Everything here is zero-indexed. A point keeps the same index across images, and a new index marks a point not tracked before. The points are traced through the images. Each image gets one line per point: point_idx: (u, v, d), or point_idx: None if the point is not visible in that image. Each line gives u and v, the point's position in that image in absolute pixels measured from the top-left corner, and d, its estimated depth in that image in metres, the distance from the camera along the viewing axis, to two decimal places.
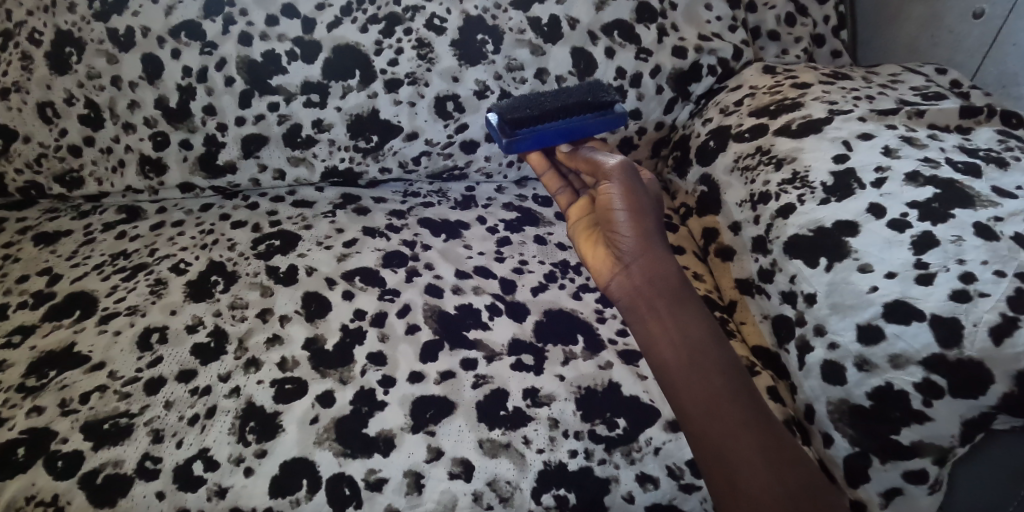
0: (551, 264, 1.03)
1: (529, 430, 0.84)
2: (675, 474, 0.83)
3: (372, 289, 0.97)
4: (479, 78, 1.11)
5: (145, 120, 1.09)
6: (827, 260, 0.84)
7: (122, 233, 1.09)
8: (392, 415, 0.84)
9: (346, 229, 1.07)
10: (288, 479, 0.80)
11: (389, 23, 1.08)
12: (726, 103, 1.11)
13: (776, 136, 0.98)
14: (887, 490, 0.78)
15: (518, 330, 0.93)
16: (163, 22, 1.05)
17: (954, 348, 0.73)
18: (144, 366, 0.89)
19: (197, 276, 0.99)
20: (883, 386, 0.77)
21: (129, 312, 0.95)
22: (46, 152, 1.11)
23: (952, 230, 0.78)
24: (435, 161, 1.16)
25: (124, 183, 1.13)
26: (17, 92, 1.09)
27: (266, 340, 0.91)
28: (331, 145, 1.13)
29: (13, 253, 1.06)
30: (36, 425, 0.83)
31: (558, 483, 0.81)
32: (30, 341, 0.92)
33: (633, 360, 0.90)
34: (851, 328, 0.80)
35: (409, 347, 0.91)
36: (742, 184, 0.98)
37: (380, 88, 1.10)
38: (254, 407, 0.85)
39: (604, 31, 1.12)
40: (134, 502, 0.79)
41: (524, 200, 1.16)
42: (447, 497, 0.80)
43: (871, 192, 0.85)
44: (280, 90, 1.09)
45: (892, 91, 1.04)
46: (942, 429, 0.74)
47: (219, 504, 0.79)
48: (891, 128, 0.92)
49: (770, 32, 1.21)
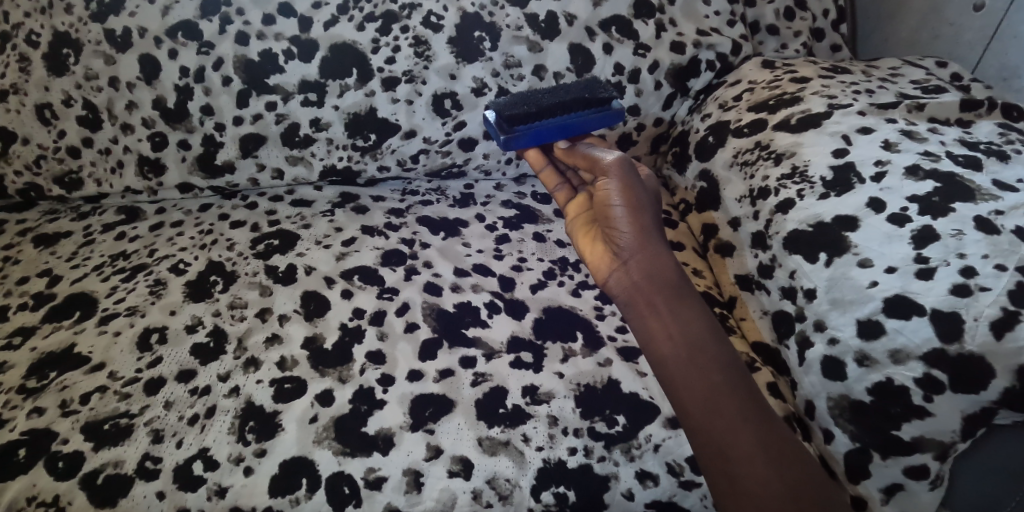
0: (550, 262, 1.03)
1: (528, 428, 0.83)
2: (675, 471, 0.82)
3: (370, 287, 0.97)
4: (477, 75, 1.10)
5: (143, 120, 1.09)
6: (827, 255, 0.83)
7: (121, 234, 1.09)
8: (391, 414, 0.84)
9: (344, 228, 1.07)
10: (288, 478, 0.81)
11: (386, 22, 1.08)
12: (725, 98, 1.10)
13: (775, 131, 0.98)
14: (888, 485, 0.77)
15: (517, 328, 0.93)
16: (160, 22, 1.05)
17: (954, 342, 0.73)
18: (144, 366, 0.89)
19: (196, 276, 1.00)
20: (883, 381, 0.76)
21: (129, 313, 0.95)
22: (45, 154, 1.12)
23: (953, 224, 0.77)
24: (434, 160, 1.15)
25: (123, 184, 1.13)
26: (15, 94, 1.09)
27: (265, 339, 0.91)
28: (329, 144, 1.12)
29: (12, 254, 1.06)
30: (37, 426, 0.83)
31: (557, 481, 0.81)
32: (30, 342, 0.92)
33: (632, 357, 0.89)
34: (851, 323, 0.79)
35: (408, 345, 0.90)
36: (741, 180, 0.98)
37: (377, 86, 1.10)
38: (253, 407, 0.85)
39: (602, 27, 1.11)
40: (134, 502, 0.79)
41: (523, 197, 1.16)
42: (446, 495, 0.80)
43: (871, 186, 0.85)
44: (278, 90, 1.09)
45: (892, 85, 1.03)
46: (943, 424, 0.73)
47: (219, 504, 0.79)
48: (891, 121, 0.92)
49: (770, 26, 1.20)
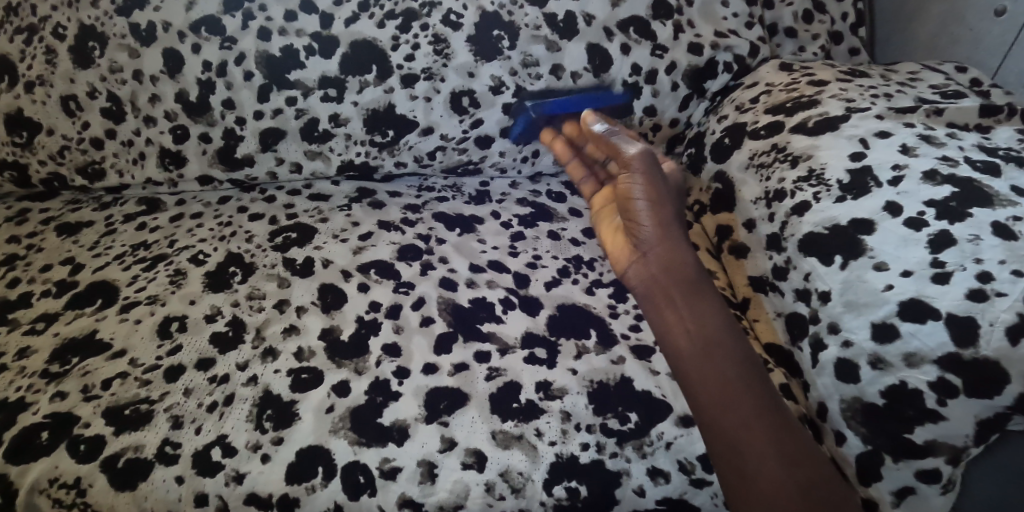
0: (565, 260, 1.03)
1: (541, 423, 0.84)
2: (686, 469, 0.83)
3: (387, 281, 0.98)
4: (495, 74, 1.11)
5: (166, 113, 1.11)
6: (843, 258, 0.84)
7: (142, 225, 1.11)
8: (406, 405, 0.85)
9: (361, 222, 1.08)
10: (303, 466, 0.82)
11: (406, 19, 1.08)
12: (742, 100, 1.11)
13: (792, 133, 0.98)
14: (900, 488, 0.77)
15: (531, 325, 0.94)
16: (184, 17, 1.07)
17: (969, 347, 0.73)
18: (165, 353, 0.90)
19: (216, 267, 1.01)
20: (897, 384, 0.77)
21: (149, 302, 0.96)
22: (69, 145, 1.13)
23: (969, 229, 0.78)
24: (450, 156, 1.17)
25: (144, 175, 1.15)
26: (41, 85, 1.10)
27: (282, 329, 0.92)
28: (348, 139, 1.14)
29: (36, 242, 1.08)
30: (60, 410, 0.85)
31: (569, 475, 0.82)
32: (54, 327, 0.94)
33: (645, 356, 0.90)
34: (866, 326, 0.80)
35: (423, 338, 0.92)
36: (757, 181, 0.98)
37: (396, 83, 1.11)
38: (270, 396, 0.86)
39: (620, 27, 1.12)
40: (154, 486, 0.81)
41: (538, 196, 1.17)
42: (460, 486, 0.81)
43: (889, 190, 0.85)
44: (298, 85, 1.10)
45: (910, 89, 1.03)
46: (956, 429, 0.74)
47: (237, 490, 0.81)
48: (909, 126, 0.91)
49: (787, 29, 1.20)
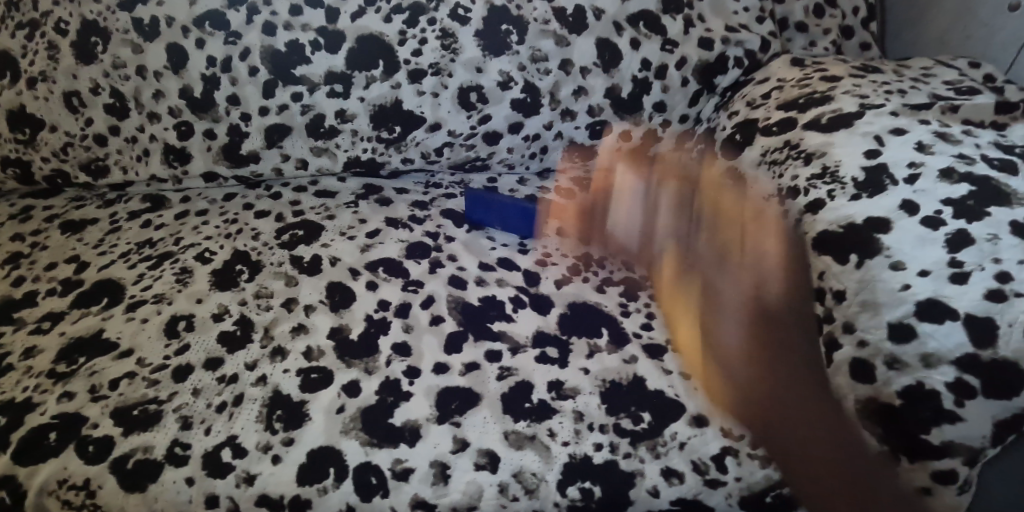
0: (575, 257, 1.04)
1: (554, 423, 0.84)
2: (700, 469, 0.82)
3: (395, 280, 0.98)
4: (503, 69, 1.10)
5: (170, 109, 1.10)
6: (858, 257, 0.83)
7: (147, 222, 1.10)
8: (417, 405, 0.85)
9: (368, 219, 1.07)
10: (314, 468, 0.81)
11: (413, 13, 1.07)
12: (753, 96, 1.10)
13: (805, 130, 0.97)
14: (916, 488, 0.77)
15: (542, 323, 0.93)
16: (188, 12, 1.06)
17: (988, 348, 0.72)
18: (172, 353, 0.89)
19: (222, 266, 1.00)
20: (913, 385, 0.75)
21: (156, 300, 0.95)
22: (72, 142, 1.12)
23: (988, 228, 0.77)
24: (458, 153, 1.16)
25: (148, 172, 1.14)
26: (44, 81, 1.08)
27: (291, 329, 0.92)
28: (354, 136, 1.13)
29: (40, 240, 1.07)
30: (67, 410, 0.84)
31: (583, 476, 0.81)
32: (60, 327, 0.93)
33: (657, 354, 0.91)
34: (882, 327, 0.79)
35: (434, 337, 0.91)
36: (769, 179, 0.97)
37: (404, 78, 1.10)
38: (280, 396, 0.85)
39: (629, 22, 1.11)
40: (164, 487, 0.80)
41: (546, 192, 1.16)
42: (472, 488, 0.81)
43: (904, 188, 0.84)
44: (304, 80, 1.09)
45: (924, 85, 1.02)
46: (974, 430, 0.73)
47: (247, 492, 0.80)
48: (924, 123, 0.91)
49: (798, 23, 1.19)
